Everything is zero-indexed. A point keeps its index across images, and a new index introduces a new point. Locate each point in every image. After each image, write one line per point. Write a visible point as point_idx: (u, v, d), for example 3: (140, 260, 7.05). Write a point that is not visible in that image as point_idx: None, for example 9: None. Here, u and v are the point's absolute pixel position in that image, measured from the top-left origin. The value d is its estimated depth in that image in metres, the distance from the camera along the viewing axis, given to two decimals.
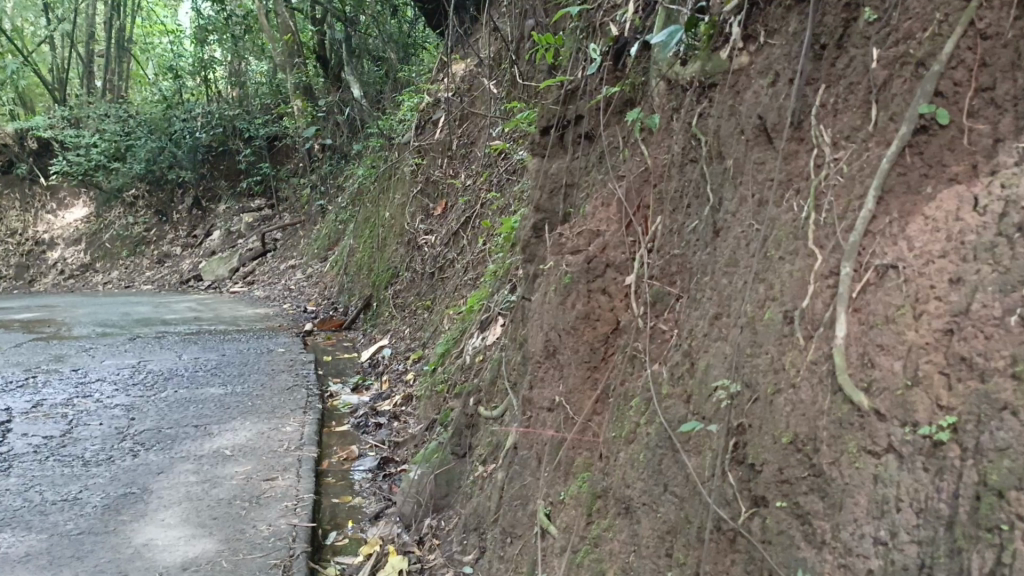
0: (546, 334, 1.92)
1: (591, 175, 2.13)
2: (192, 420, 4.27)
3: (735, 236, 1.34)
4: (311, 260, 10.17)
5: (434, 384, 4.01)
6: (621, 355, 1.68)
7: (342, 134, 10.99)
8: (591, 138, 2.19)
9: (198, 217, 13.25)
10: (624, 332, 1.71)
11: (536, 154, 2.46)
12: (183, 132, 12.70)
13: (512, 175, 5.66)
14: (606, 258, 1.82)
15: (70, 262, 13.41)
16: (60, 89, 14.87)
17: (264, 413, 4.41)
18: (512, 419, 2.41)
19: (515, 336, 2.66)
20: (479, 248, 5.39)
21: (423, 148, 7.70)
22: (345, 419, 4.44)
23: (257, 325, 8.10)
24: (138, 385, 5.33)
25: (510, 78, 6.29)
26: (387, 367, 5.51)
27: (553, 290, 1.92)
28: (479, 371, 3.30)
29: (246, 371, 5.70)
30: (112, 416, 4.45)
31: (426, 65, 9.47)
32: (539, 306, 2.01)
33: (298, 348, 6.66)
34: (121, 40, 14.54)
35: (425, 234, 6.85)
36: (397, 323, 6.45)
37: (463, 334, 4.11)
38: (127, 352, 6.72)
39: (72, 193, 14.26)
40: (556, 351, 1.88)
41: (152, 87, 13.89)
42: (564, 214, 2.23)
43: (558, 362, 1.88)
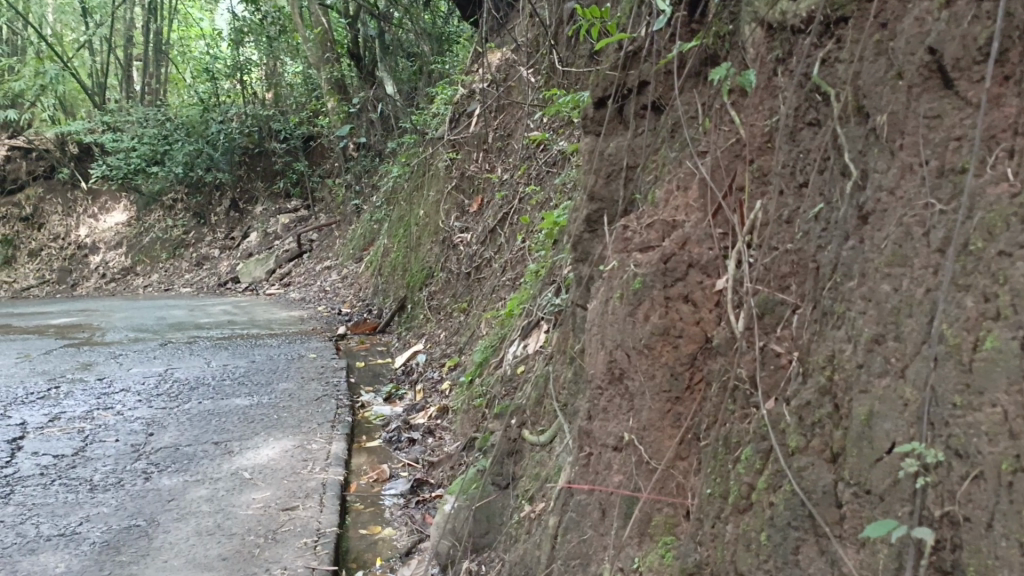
0: (609, 352, 1.51)
1: (660, 154, 1.72)
2: (213, 436, 3.95)
3: (898, 223, 0.93)
4: (346, 261, 9.88)
5: (470, 397, 3.64)
6: (716, 385, 1.27)
7: (376, 132, 10.72)
8: (660, 110, 1.79)
9: (235, 219, 13.06)
10: (719, 354, 1.30)
11: (587, 132, 2.04)
12: (219, 134, 12.50)
13: (552, 167, 5.28)
14: (688, 256, 1.40)
15: (111, 266, 13.22)
16: (99, 94, 14.74)
17: (290, 427, 4.07)
18: (564, 449, 2.02)
19: (566, 348, 2.26)
20: (518, 245, 5.01)
21: (458, 142, 7.35)
22: (376, 434, 4.08)
23: (290, 328, 7.82)
24: (161, 396, 5.04)
25: (548, 64, 5.95)
26: (421, 375, 5.14)
27: (615, 296, 1.51)
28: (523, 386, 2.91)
29: (274, 380, 5.39)
30: (130, 432, 4.15)
31: (461, 57, 9.13)
32: (599, 317, 1.60)
33: (330, 354, 6.33)
34: (158, 44, 14.41)
35: (460, 232, 6.49)
36: (432, 326, 6.09)
37: (502, 341, 3.74)
38: (155, 359, 6.44)
39: (113, 197, 14.12)
40: (620, 375, 1.48)
41: (188, 89, 13.69)
42: (629, 203, 1.82)
43: (623, 391, 1.47)
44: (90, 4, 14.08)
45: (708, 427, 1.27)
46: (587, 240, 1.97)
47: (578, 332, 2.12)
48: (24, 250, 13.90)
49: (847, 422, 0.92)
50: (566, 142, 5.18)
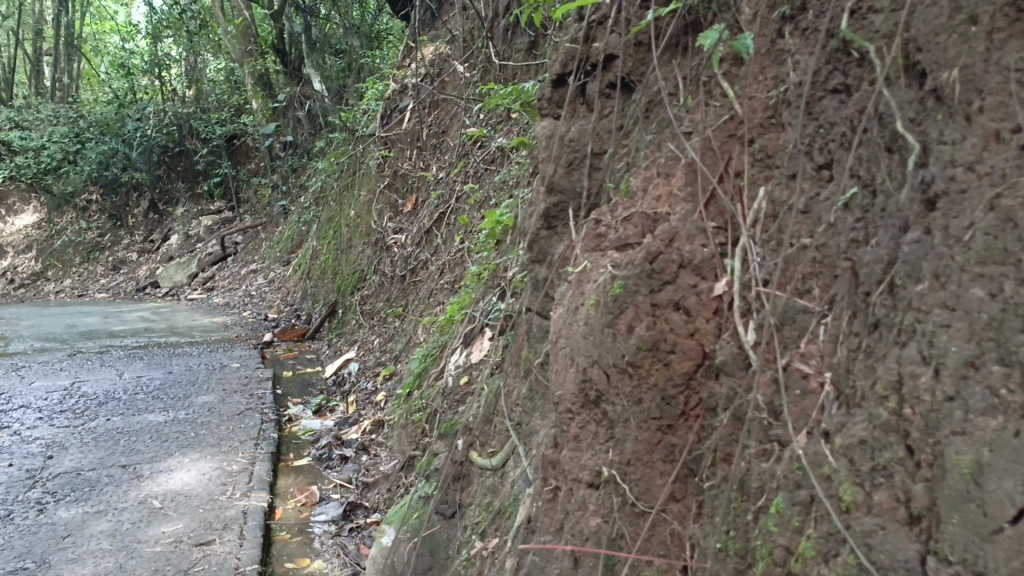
0: (582, 370, 1.26)
1: (632, 138, 1.49)
2: (121, 459, 3.58)
3: (988, 208, 0.81)
4: (273, 264, 9.44)
5: (407, 411, 3.37)
6: (725, 414, 1.07)
7: (304, 131, 10.30)
8: (631, 89, 1.56)
9: (155, 220, 12.41)
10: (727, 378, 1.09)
11: (546, 112, 1.82)
12: (135, 132, 11.85)
13: (491, 165, 5.06)
14: (678, 253, 1.18)
15: (20, 271, 12.43)
16: (7, 90, 13.91)
17: (207, 446, 3.72)
18: (522, 477, 1.78)
19: (521, 360, 2.03)
20: (456, 246, 4.77)
21: (390, 139, 7.05)
22: (304, 452, 3.76)
23: (212, 336, 7.38)
24: (65, 413, 4.60)
25: (485, 58, 5.81)
26: (353, 386, 4.82)
27: (586, 302, 1.28)
28: (472, 400, 2.66)
29: (192, 393, 4.99)
30: (25, 454, 3.75)
31: (391, 54, 8.81)
32: (565, 326, 1.37)
33: (255, 363, 5.93)
34: (71, 38, 13.62)
35: (393, 233, 6.19)
36: (364, 333, 5.77)
37: (442, 349, 3.49)
38: (61, 371, 5.94)
39: (22, 198, 13.27)
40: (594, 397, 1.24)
41: (103, 85, 12.94)
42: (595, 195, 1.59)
43: (599, 416, 1.24)
44: None
45: (715, 462, 1.08)
46: (548, 238, 1.77)
47: (538, 343, 1.89)
48: None
49: (931, 470, 0.79)
50: (505, 138, 4.98)
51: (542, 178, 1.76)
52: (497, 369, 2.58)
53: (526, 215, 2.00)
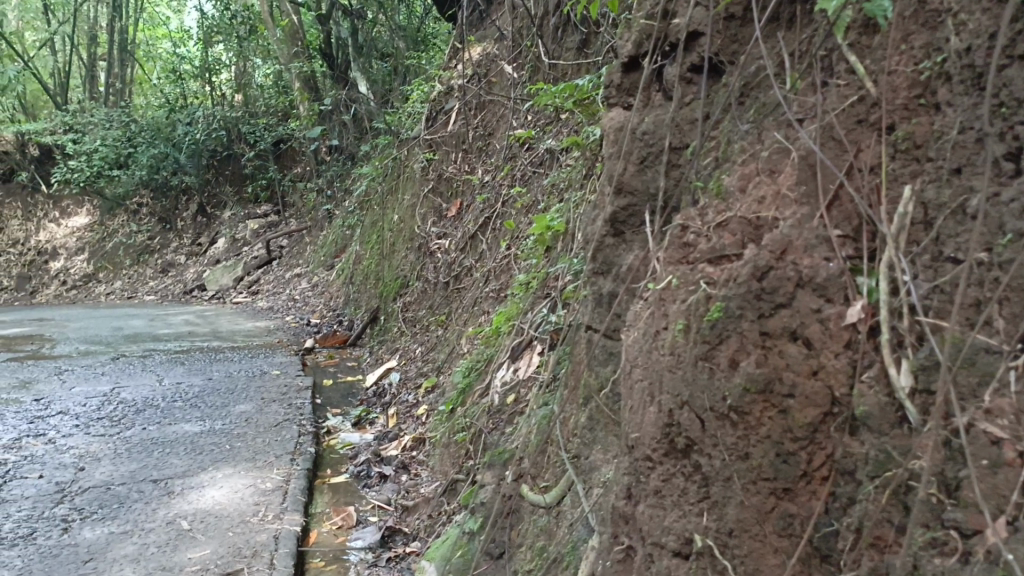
0: (668, 414, 1.14)
1: (722, 127, 1.26)
2: (153, 472, 3.43)
3: None
4: (317, 268, 9.33)
5: (451, 428, 3.15)
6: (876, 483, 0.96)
7: (349, 135, 10.21)
8: (721, 71, 1.33)
9: (203, 224, 12.45)
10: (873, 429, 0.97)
11: (613, 102, 1.59)
12: (185, 136, 11.87)
13: (539, 167, 4.85)
14: (794, 269, 1.04)
15: (73, 273, 12.54)
16: (62, 94, 14.07)
17: (241, 460, 3.56)
18: (583, 523, 1.57)
19: (581, 384, 1.80)
20: (501, 252, 4.57)
21: (435, 141, 6.87)
22: (343, 468, 3.58)
23: (255, 341, 7.28)
24: (102, 421, 4.48)
25: (534, 58, 5.61)
26: (394, 398, 4.61)
27: (669, 328, 1.15)
28: (524, 425, 2.44)
29: (230, 402, 4.84)
30: (58, 465, 3.62)
31: (437, 56, 8.65)
32: (640, 354, 1.21)
33: (296, 370, 5.79)
34: (124, 43, 13.73)
35: (437, 239, 6.00)
36: (407, 341, 5.58)
37: (488, 364, 3.27)
38: (103, 376, 5.85)
39: (76, 200, 13.39)
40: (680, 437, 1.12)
41: (154, 89, 13.00)
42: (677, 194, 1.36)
43: (684, 476, 1.13)
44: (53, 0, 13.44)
45: (860, 545, 0.96)
46: (618, 250, 1.55)
47: (600, 368, 1.66)
48: None
49: None
50: (554, 140, 4.78)
51: (610, 177, 1.55)
52: (554, 389, 2.35)
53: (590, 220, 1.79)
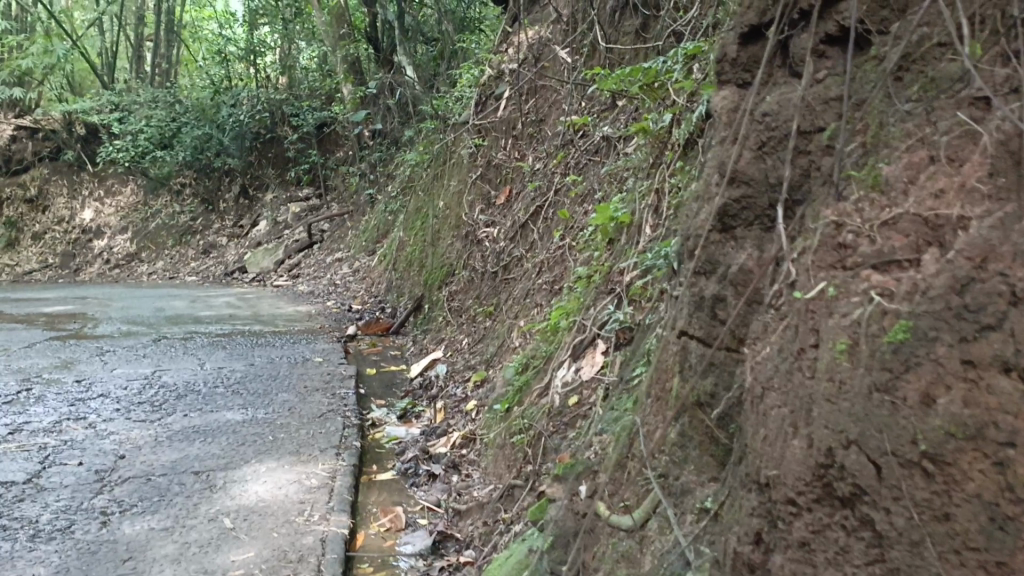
0: (833, 453, 1.05)
1: (873, 105, 1.14)
2: (194, 463, 3.32)
3: None
4: (358, 253, 9.24)
5: (507, 429, 2.99)
6: None
7: (393, 119, 10.11)
8: (869, 43, 1.17)
9: (245, 206, 12.44)
10: None
11: (728, 80, 1.43)
12: (229, 118, 11.83)
13: (595, 154, 4.66)
14: (1005, 282, 0.92)
15: (116, 251, 12.58)
16: (109, 74, 14.14)
17: (285, 453, 3.43)
18: (677, 557, 1.39)
19: (671, 393, 1.63)
20: (555, 243, 4.39)
21: (484, 127, 6.68)
22: (389, 465, 3.44)
23: (296, 325, 7.20)
24: (143, 405, 4.40)
25: (591, 42, 5.41)
26: (441, 391, 4.46)
27: (823, 350, 1.08)
28: (593, 435, 2.28)
29: (271, 389, 4.73)
30: (99, 451, 3.54)
31: (485, 40, 8.48)
32: (783, 378, 1.15)
33: (339, 358, 5.69)
34: (171, 24, 13.74)
35: (484, 227, 5.84)
36: (452, 331, 5.44)
37: (547, 362, 3.08)
38: (145, 358, 5.79)
39: (120, 180, 13.46)
40: (830, 483, 1.06)
41: (200, 70, 12.97)
42: (817, 186, 1.21)
43: (841, 526, 1.06)
44: None
45: None
46: (726, 250, 1.37)
47: (694, 379, 1.49)
48: (27, 233, 13.24)
49: None
50: (612, 127, 4.59)
51: (721, 164, 1.38)
52: (631, 395, 2.18)
53: (687, 213, 1.62)
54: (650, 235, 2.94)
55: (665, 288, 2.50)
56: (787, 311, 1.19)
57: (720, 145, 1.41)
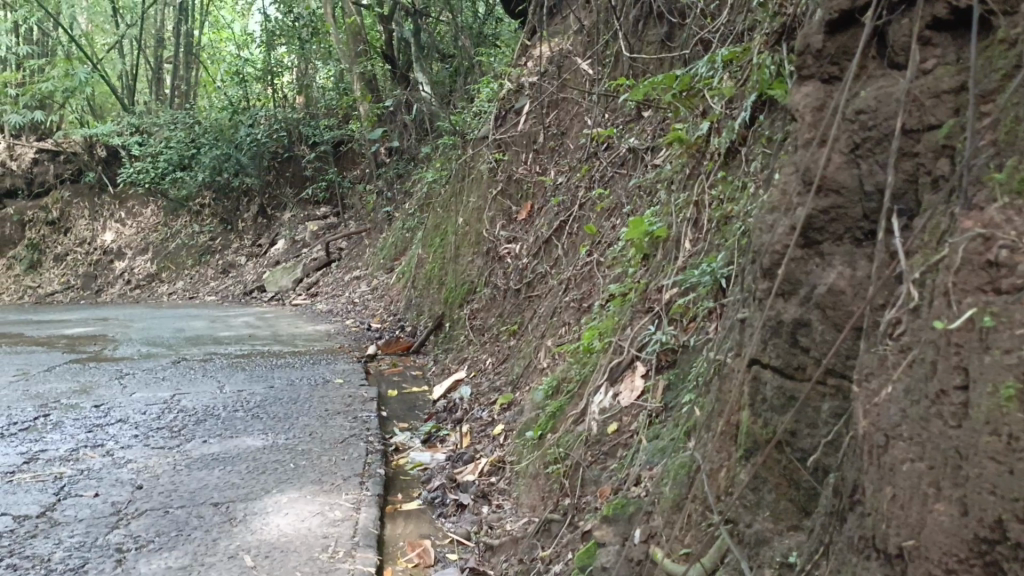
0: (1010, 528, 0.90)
1: (1003, 96, 1.04)
2: (214, 493, 3.16)
3: None
4: (376, 271, 9.11)
5: (541, 458, 2.81)
6: None
7: (410, 136, 10.03)
8: (992, 26, 1.09)
9: (264, 225, 12.36)
10: None
11: (822, 75, 1.41)
12: (248, 138, 11.82)
13: (622, 167, 4.51)
14: None
15: (137, 272, 12.53)
16: (129, 97, 14.18)
17: (307, 482, 3.27)
18: None
19: (739, 430, 1.45)
20: (581, 259, 4.23)
21: (504, 141, 6.54)
22: (414, 494, 3.27)
23: (315, 345, 7.06)
24: (161, 431, 4.26)
25: (613, 54, 5.27)
26: (466, 414, 4.27)
27: (977, 394, 0.95)
28: (641, 469, 2.10)
29: (293, 413, 4.58)
30: (115, 481, 3.39)
31: (502, 55, 8.37)
32: (940, 438, 0.99)
33: (359, 379, 5.53)
34: (189, 46, 13.77)
35: (506, 243, 5.68)
36: (475, 351, 5.27)
37: (582, 386, 2.90)
38: (163, 382, 5.66)
39: (140, 201, 13.45)
40: (994, 560, 0.92)
41: (218, 91, 12.95)
42: (930, 192, 1.14)
43: None
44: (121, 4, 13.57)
45: None
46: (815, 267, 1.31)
47: (768, 418, 1.35)
48: (49, 255, 13.25)
49: None
50: (638, 139, 4.44)
51: (809, 168, 1.35)
52: (684, 426, 2.00)
53: (760, 228, 1.48)
54: (691, 249, 2.77)
55: (712, 308, 2.34)
56: (911, 342, 1.07)
57: (807, 149, 1.38)
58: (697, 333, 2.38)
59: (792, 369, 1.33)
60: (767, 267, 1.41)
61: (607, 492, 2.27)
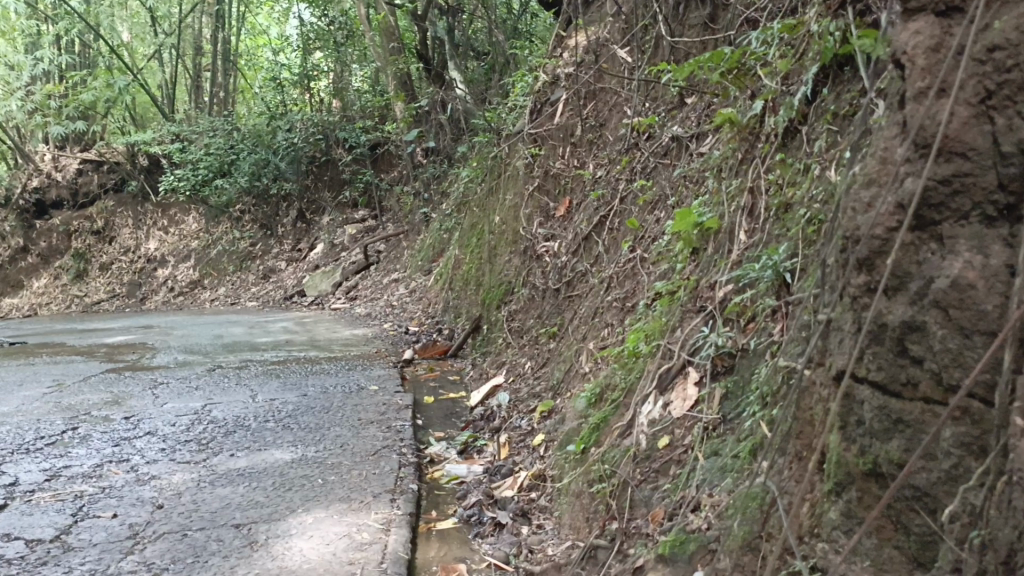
0: None
1: None
2: (236, 513, 2.97)
3: None
4: (414, 273, 8.93)
5: (585, 475, 2.56)
6: None
7: (446, 136, 9.86)
8: None
9: (303, 229, 12.27)
10: None
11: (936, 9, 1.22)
12: (285, 143, 11.77)
13: (664, 157, 4.24)
14: None
15: (179, 279, 12.52)
16: (169, 105, 14.22)
17: (335, 500, 3.06)
18: None
19: (832, 452, 1.23)
20: (623, 256, 3.96)
21: (540, 135, 6.29)
22: (450, 510, 3.05)
23: (352, 350, 6.89)
24: (189, 444, 4.10)
25: (653, 39, 5.01)
26: (505, 423, 4.02)
27: None
28: (700, 493, 1.86)
29: (324, 424, 4.38)
30: (136, 500, 3.22)
31: (537, 48, 8.14)
32: None
33: (394, 386, 5.32)
34: (226, 52, 13.75)
35: (544, 241, 5.43)
36: (514, 354, 5.03)
37: (627, 394, 2.65)
38: (196, 391, 5.51)
39: (182, 209, 13.47)
40: None
41: (256, 98, 12.90)
42: None
43: None
44: (159, 13, 13.59)
45: None
46: (936, 257, 1.13)
47: (870, 447, 1.17)
48: (94, 264, 13.31)
49: None
50: (681, 127, 4.18)
51: (923, 127, 1.17)
52: (752, 445, 1.75)
53: (858, 209, 1.29)
54: (746, 242, 2.50)
55: (776, 305, 2.09)
56: None
57: (921, 103, 1.20)
58: (759, 335, 2.12)
59: (902, 385, 1.15)
60: (871, 258, 1.23)
61: (660, 516, 2.02)
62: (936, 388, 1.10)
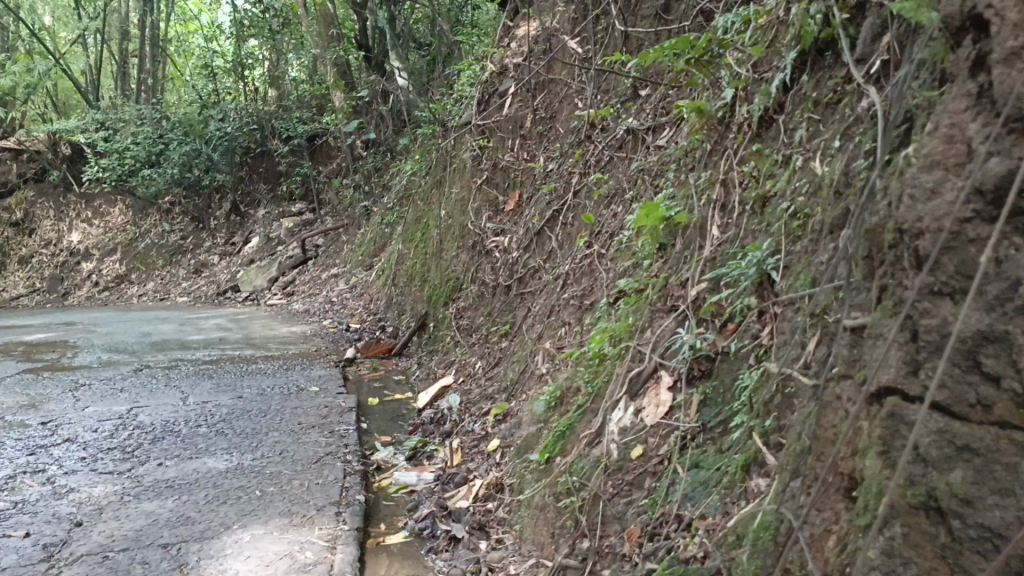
0: None
1: None
2: (163, 532, 2.71)
3: None
4: (355, 268, 8.64)
5: (549, 486, 2.39)
6: None
7: (387, 128, 9.59)
8: None
9: (237, 222, 11.86)
10: None
11: None
12: (219, 134, 11.28)
13: (620, 149, 4.08)
14: None
15: (105, 274, 11.94)
16: (94, 92, 13.54)
17: (274, 515, 2.82)
18: None
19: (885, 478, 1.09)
20: (578, 251, 3.80)
21: (488, 127, 6.08)
22: (399, 524, 2.84)
23: (291, 349, 6.59)
24: (112, 452, 3.78)
25: (606, 28, 4.86)
26: (456, 427, 3.82)
27: None
28: (691, 513, 1.70)
29: (261, 429, 4.10)
30: (51, 517, 2.92)
31: (483, 39, 7.92)
32: None
33: (336, 387, 5.06)
34: (156, 37, 13.12)
35: (493, 236, 5.24)
36: (462, 353, 4.83)
37: (594, 399, 2.48)
38: (121, 393, 5.15)
39: (108, 200, 12.84)
40: None
41: (187, 85, 12.35)
42: None
43: None
44: None
45: None
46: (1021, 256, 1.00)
47: (924, 476, 1.06)
48: (13, 257, 12.58)
49: None
50: (636, 119, 4.04)
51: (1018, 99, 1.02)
52: (746, 462, 1.61)
53: (918, 197, 1.15)
54: (719, 237, 2.35)
55: (760, 306, 1.94)
56: None
57: (1012, 68, 1.03)
58: (740, 337, 1.97)
59: (971, 406, 1.02)
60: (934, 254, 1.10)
61: (636, 535, 1.87)
62: (1015, 411, 0.98)
